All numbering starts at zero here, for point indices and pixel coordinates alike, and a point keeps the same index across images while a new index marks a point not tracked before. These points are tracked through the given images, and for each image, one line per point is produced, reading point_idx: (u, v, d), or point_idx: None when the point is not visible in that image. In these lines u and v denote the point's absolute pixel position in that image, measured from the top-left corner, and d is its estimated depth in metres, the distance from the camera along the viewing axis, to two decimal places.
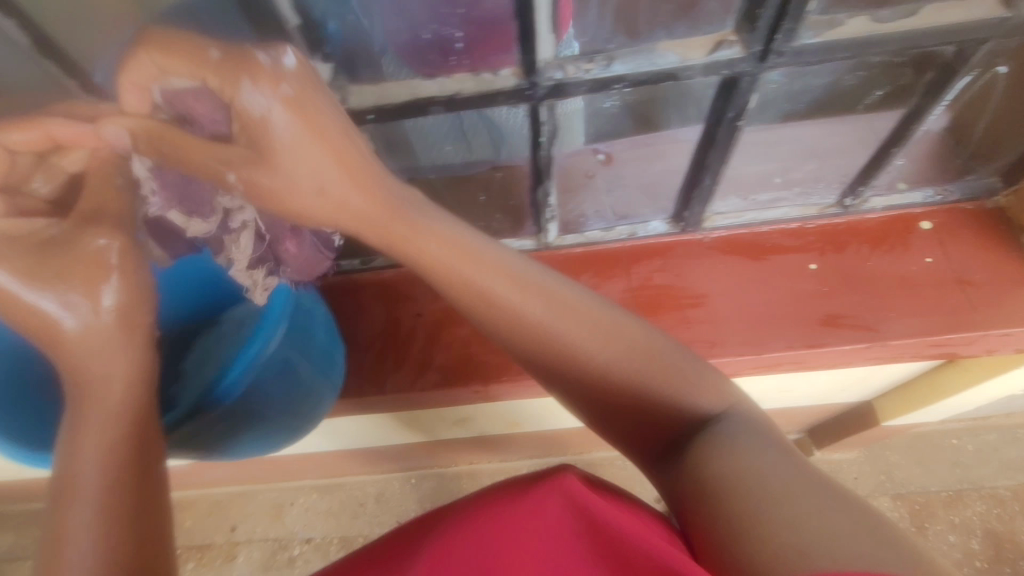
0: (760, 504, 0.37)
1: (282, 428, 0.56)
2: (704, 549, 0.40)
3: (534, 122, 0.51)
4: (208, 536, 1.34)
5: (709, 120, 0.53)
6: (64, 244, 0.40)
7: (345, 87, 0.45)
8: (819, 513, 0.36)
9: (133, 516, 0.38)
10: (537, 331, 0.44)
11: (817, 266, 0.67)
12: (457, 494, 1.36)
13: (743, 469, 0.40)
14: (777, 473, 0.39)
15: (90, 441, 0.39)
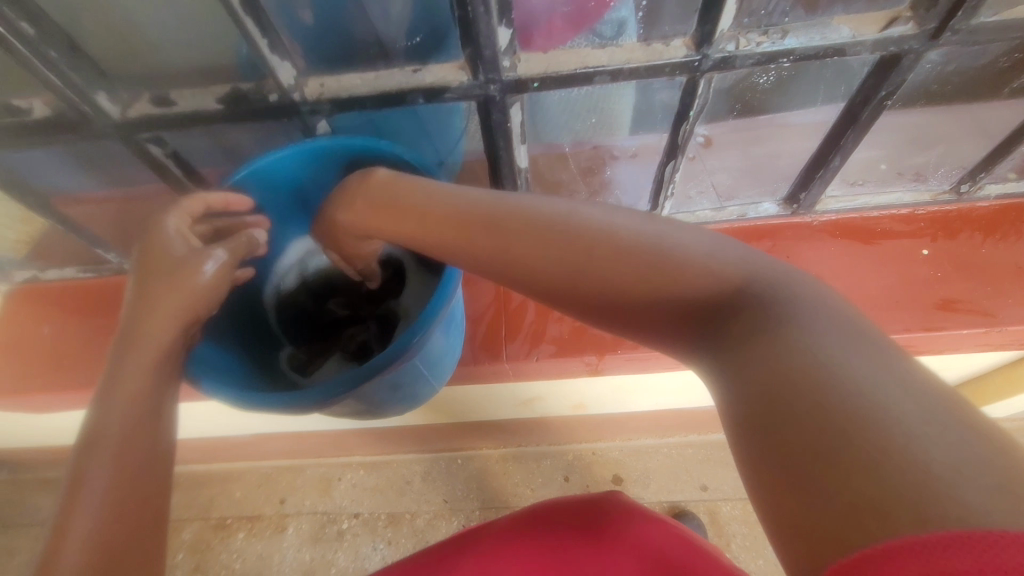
0: (791, 432, 0.26)
1: (405, 397, 0.56)
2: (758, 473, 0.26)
3: (689, 95, 0.51)
4: (258, 506, 1.15)
5: (856, 98, 0.53)
6: (197, 235, 0.47)
7: (517, 54, 0.47)
8: (882, 433, 0.23)
9: (143, 490, 0.40)
10: (529, 241, 0.37)
11: (929, 252, 0.68)
12: (504, 487, 1.16)
13: (771, 377, 0.27)
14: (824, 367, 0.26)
15: (123, 407, 0.41)
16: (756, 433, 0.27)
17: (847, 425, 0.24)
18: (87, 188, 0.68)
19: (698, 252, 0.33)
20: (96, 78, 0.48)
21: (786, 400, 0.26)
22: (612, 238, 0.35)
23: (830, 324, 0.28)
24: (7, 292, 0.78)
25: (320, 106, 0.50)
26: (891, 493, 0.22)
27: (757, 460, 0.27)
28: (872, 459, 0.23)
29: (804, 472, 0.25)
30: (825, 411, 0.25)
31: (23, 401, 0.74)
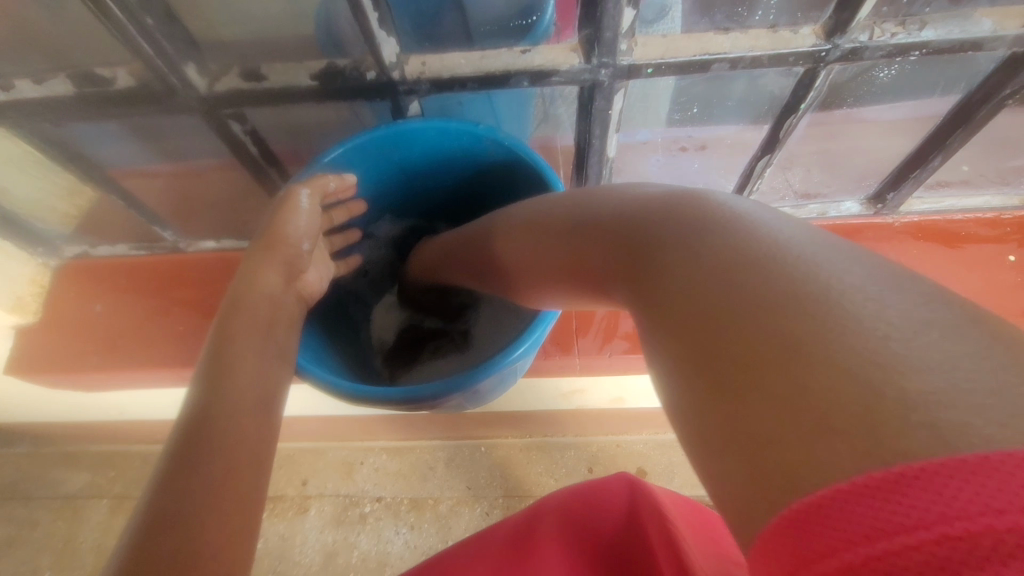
0: (726, 404, 0.23)
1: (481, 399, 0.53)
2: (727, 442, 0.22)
3: (804, 86, 0.51)
4: (279, 487, 1.12)
5: (975, 96, 0.51)
6: (269, 236, 0.47)
7: (635, 38, 0.44)
8: (790, 382, 0.21)
9: (245, 454, 0.36)
10: (550, 236, 0.39)
11: (1016, 258, 0.65)
12: (535, 481, 1.09)
13: (682, 337, 0.26)
14: (731, 306, 0.24)
15: (243, 360, 0.39)
16: (674, 404, 0.26)
17: (749, 380, 0.22)
18: (145, 162, 0.66)
19: (660, 215, 0.31)
20: (187, 48, 0.46)
21: (698, 361, 0.25)
22: (594, 219, 0.36)
23: (759, 252, 0.25)
24: (55, 267, 0.76)
25: (418, 86, 0.48)
26: (790, 451, 0.20)
27: (703, 443, 0.24)
28: (777, 414, 0.21)
29: (712, 438, 0.23)
30: (733, 366, 0.23)
31: (75, 378, 0.73)
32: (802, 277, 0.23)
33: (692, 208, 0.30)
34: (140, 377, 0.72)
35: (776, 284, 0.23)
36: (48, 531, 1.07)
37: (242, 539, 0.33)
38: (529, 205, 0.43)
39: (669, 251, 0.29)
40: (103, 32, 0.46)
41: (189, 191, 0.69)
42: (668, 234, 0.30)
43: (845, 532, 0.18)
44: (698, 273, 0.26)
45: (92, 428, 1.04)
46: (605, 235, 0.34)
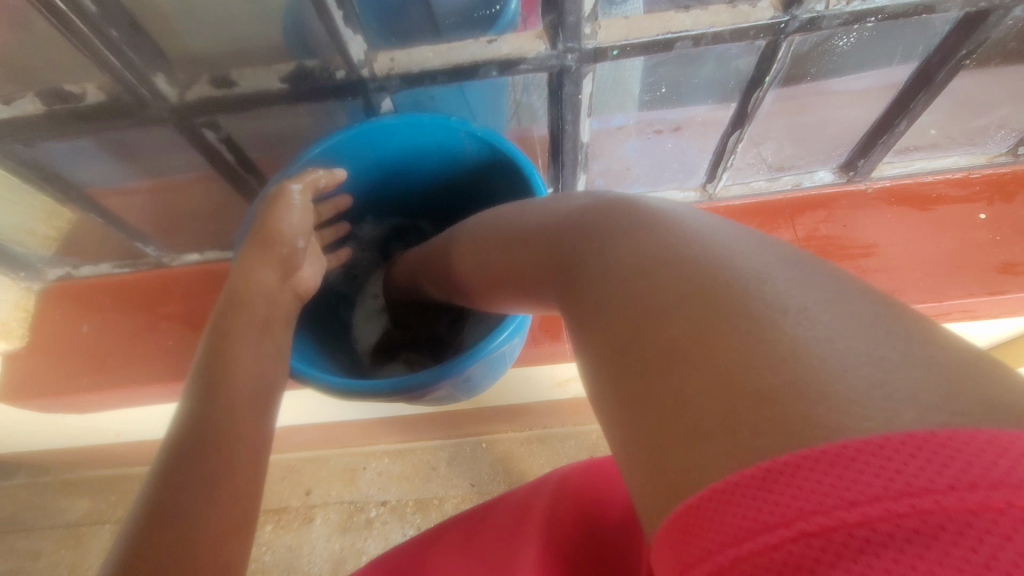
0: (639, 399, 0.22)
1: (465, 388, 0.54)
2: (640, 438, 0.21)
3: (766, 59, 0.53)
4: (283, 499, 1.11)
5: (933, 59, 0.53)
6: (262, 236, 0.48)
7: (598, 21, 0.45)
8: (697, 375, 0.20)
9: (240, 450, 0.36)
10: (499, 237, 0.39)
11: (987, 216, 0.67)
12: (537, 473, 1.09)
13: (601, 340, 0.25)
14: (641, 304, 0.24)
15: (242, 356, 0.40)
16: (599, 402, 0.25)
17: (654, 375, 0.22)
18: (121, 179, 0.65)
19: (595, 215, 0.31)
20: (154, 58, 0.46)
21: (613, 363, 0.24)
22: (536, 223, 0.35)
23: (672, 250, 0.25)
24: (39, 292, 0.75)
25: (389, 83, 0.49)
26: (683, 445, 0.19)
27: (621, 442, 0.23)
28: (674, 405, 0.20)
29: (625, 443, 0.22)
30: (639, 364, 0.23)
31: (66, 402, 0.72)
32: (721, 273, 0.23)
33: (625, 210, 0.30)
34: (134, 395, 0.72)
35: (692, 279, 0.23)
36: (52, 561, 1.06)
37: (239, 533, 0.34)
38: (488, 214, 0.43)
39: (595, 253, 0.29)
40: (68, 49, 0.46)
41: (169, 205, 0.69)
42: (596, 236, 0.29)
43: (742, 521, 0.17)
44: (616, 273, 0.26)
45: (91, 454, 1.03)
46: (541, 241, 0.34)
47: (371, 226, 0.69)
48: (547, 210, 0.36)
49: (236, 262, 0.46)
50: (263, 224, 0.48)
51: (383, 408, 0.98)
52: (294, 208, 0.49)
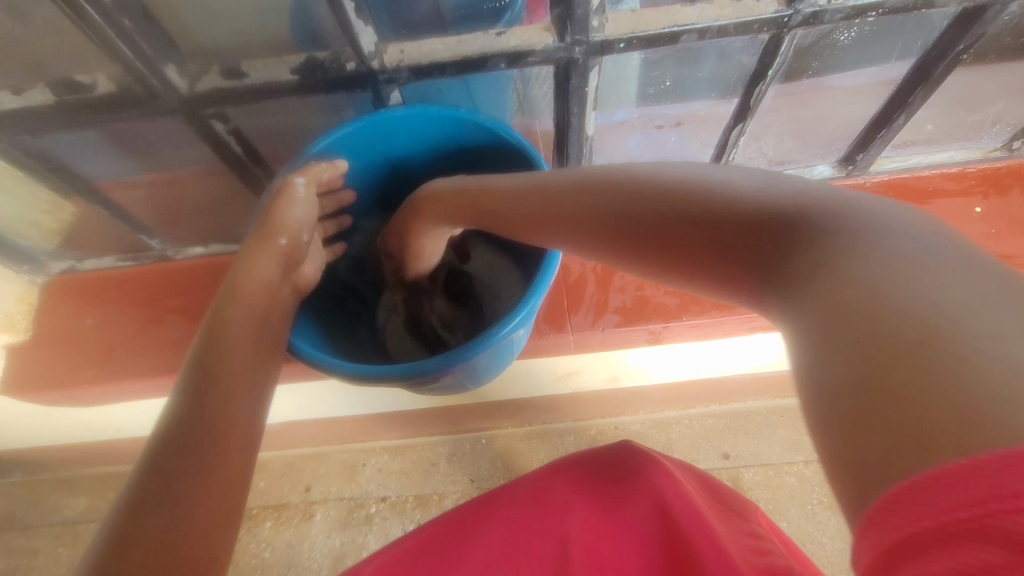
0: (873, 383, 0.21)
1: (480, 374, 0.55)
2: (875, 425, 0.21)
3: (770, 53, 0.54)
4: (282, 496, 1.11)
5: (931, 54, 0.54)
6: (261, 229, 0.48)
7: (605, 14, 0.46)
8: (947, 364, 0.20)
9: (227, 443, 0.37)
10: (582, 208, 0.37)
11: (982, 210, 0.68)
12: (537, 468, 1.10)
13: (820, 320, 0.24)
14: (894, 314, 0.22)
15: (234, 347, 0.41)
16: (814, 380, 0.24)
17: (889, 362, 0.21)
18: (126, 172, 0.66)
19: (758, 190, 0.29)
20: (164, 48, 0.46)
21: (834, 348, 0.23)
22: (652, 192, 0.33)
23: (891, 240, 0.24)
24: (42, 285, 0.75)
25: (398, 75, 0.50)
26: (928, 453, 0.19)
27: (855, 423, 0.22)
28: (921, 416, 0.20)
29: (831, 421, 0.23)
30: (866, 347, 0.22)
31: (69, 394, 0.72)
32: (945, 262, 0.22)
33: (795, 190, 0.29)
34: (138, 388, 0.72)
35: (918, 267, 0.22)
36: (51, 558, 1.06)
37: (222, 528, 0.35)
38: (573, 172, 0.39)
39: (802, 236, 0.27)
40: (80, 39, 0.46)
41: (174, 199, 0.69)
42: (811, 227, 0.27)
43: (909, 521, 0.20)
44: (832, 262, 0.25)
45: (89, 450, 1.03)
46: (706, 214, 0.30)
47: (376, 220, 0.68)
48: (722, 177, 0.31)
49: (240, 252, 0.47)
50: (267, 219, 0.48)
51: (384, 403, 0.99)
52: (297, 202, 0.49)
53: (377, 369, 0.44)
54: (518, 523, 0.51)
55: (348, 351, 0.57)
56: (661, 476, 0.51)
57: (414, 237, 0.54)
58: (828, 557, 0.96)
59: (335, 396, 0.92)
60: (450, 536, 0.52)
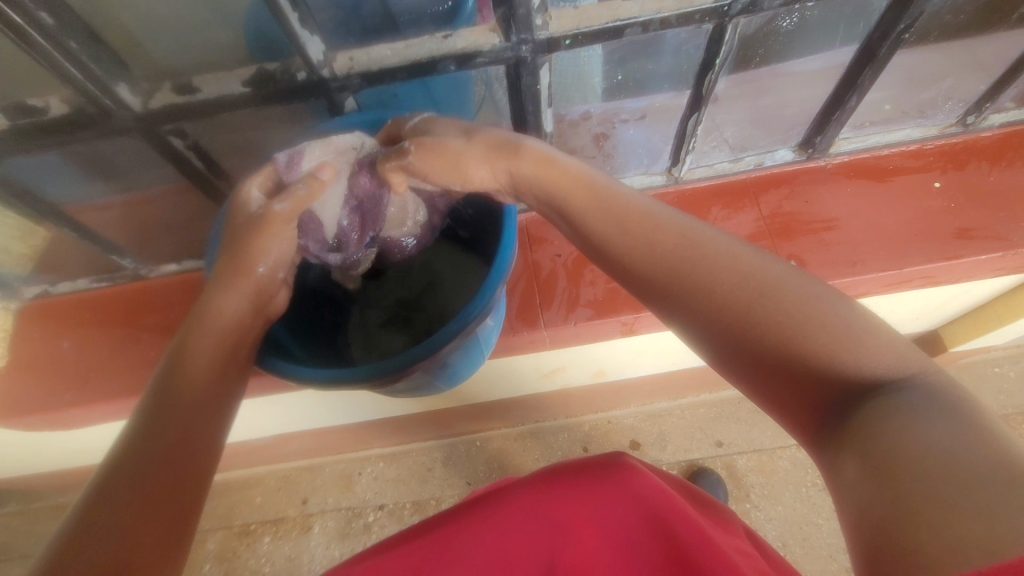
0: (904, 505, 0.28)
1: (453, 371, 0.55)
2: (904, 537, 0.27)
3: (715, 42, 0.54)
4: (279, 511, 1.11)
5: (876, 33, 0.55)
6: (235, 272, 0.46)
7: (548, 12, 0.47)
8: (969, 503, 0.26)
9: (170, 484, 0.38)
10: (642, 248, 0.42)
11: (941, 184, 0.69)
12: (533, 468, 1.10)
13: (874, 466, 0.30)
14: (970, 463, 0.28)
15: (186, 383, 0.42)
16: (858, 499, 0.30)
17: (928, 500, 0.27)
18: (99, 192, 0.66)
19: (838, 337, 0.34)
20: (114, 67, 0.47)
21: (886, 480, 0.29)
22: (741, 303, 0.37)
23: (935, 405, 0.31)
24: (17, 311, 0.75)
25: (350, 81, 0.51)
26: (958, 552, 0.25)
27: (874, 537, 0.29)
28: (963, 530, 0.26)
29: (883, 513, 0.29)
30: (910, 482, 0.28)
31: (49, 420, 0.72)
32: (970, 431, 0.29)
33: (867, 342, 0.34)
34: (117, 409, 0.71)
35: (953, 434, 0.29)
36: None
37: (170, 556, 0.37)
38: (694, 229, 0.41)
39: (874, 398, 0.33)
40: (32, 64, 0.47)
41: (144, 218, 0.70)
42: (908, 389, 0.32)
43: None
44: (892, 421, 0.31)
45: (81, 476, 1.02)
46: (817, 348, 0.34)
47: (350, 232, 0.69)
48: (843, 321, 0.35)
49: (212, 284, 0.46)
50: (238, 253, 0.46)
51: (373, 410, 0.99)
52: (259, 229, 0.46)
53: (356, 368, 0.44)
54: (515, 525, 0.51)
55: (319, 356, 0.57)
56: (653, 488, 0.51)
57: (462, 163, 0.47)
58: (825, 539, 0.96)
59: (322, 406, 0.92)
60: (441, 542, 0.52)
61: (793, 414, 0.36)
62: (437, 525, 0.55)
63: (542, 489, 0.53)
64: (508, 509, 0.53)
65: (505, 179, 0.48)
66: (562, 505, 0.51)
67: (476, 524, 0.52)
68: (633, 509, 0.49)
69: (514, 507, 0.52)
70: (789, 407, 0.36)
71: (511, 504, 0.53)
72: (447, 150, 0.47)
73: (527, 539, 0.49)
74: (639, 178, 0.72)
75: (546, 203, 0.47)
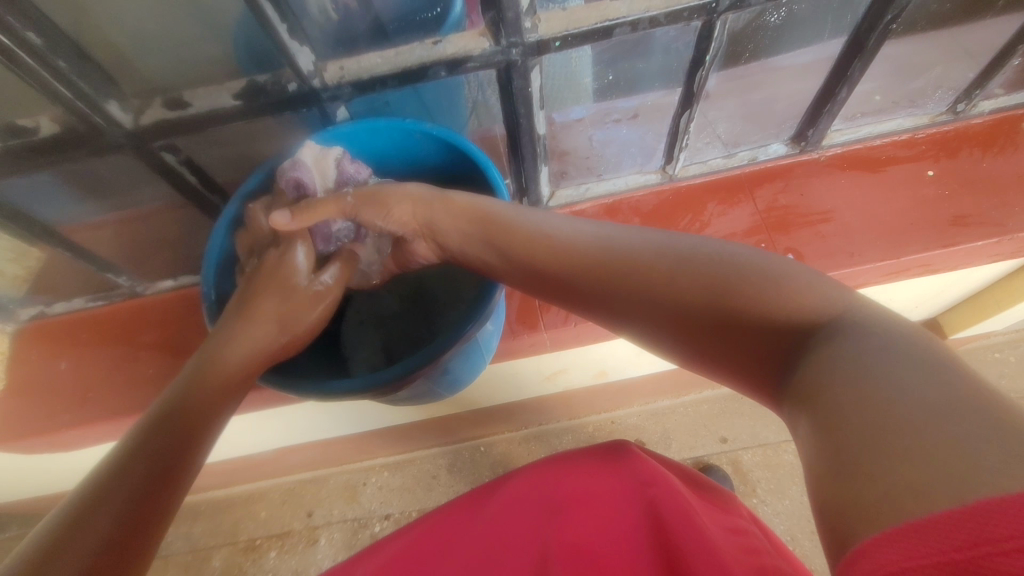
0: (843, 455, 0.26)
1: (437, 385, 0.54)
2: (853, 494, 0.24)
3: (705, 39, 0.54)
4: (284, 525, 1.09)
5: (863, 26, 0.55)
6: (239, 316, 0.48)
7: (537, 15, 0.48)
8: (904, 445, 0.24)
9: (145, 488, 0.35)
10: (572, 265, 0.43)
11: (934, 173, 0.69)
12: None
13: (814, 419, 0.28)
14: (910, 406, 0.25)
15: (189, 392, 0.41)
16: (810, 462, 0.28)
17: (865, 450, 0.25)
18: (90, 213, 0.67)
19: (768, 291, 0.34)
20: (105, 86, 0.47)
21: (827, 434, 0.27)
22: (670, 269, 0.38)
23: (868, 349, 0.29)
24: (13, 332, 0.74)
25: (341, 91, 0.51)
26: (902, 504, 0.23)
27: (828, 501, 0.26)
28: (907, 476, 0.23)
29: (834, 466, 0.26)
30: (847, 431, 0.26)
31: (46, 444, 0.71)
32: (907, 370, 0.27)
33: (799, 294, 0.34)
34: (116, 429, 0.70)
35: (886, 373, 0.27)
36: None
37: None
38: (610, 233, 0.43)
39: (815, 346, 0.31)
40: (21, 84, 0.46)
41: (141, 234, 0.71)
42: (843, 333, 0.31)
43: (929, 548, 0.21)
44: (831, 369, 0.29)
45: None
46: (748, 303, 0.34)
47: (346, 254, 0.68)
48: (768, 273, 0.35)
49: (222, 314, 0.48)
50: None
51: (375, 419, 0.98)
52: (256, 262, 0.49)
53: (322, 386, 0.44)
54: (509, 510, 0.51)
55: (316, 365, 0.58)
56: (644, 467, 0.52)
57: (387, 201, 0.52)
58: None
59: (324, 417, 0.91)
60: (438, 533, 0.52)
61: (755, 385, 0.35)
62: (434, 518, 0.55)
63: (540, 477, 0.54)
64: (506, 497, 0.53)
65: (422, 217, 0.52)
66: (559, 487, 0.51)
67: (471, 515, 0.53)
68: (632, 491, 0.48)
69: (512, 498, 0.52)
70: (746, 372, 0.35)
71: (507, 491, 0.54)
72: (377, 196, 0.52)
73: (520, 519, 0.49)
74: (633, 176, 0.72)
75: (480, 235, 0.49)
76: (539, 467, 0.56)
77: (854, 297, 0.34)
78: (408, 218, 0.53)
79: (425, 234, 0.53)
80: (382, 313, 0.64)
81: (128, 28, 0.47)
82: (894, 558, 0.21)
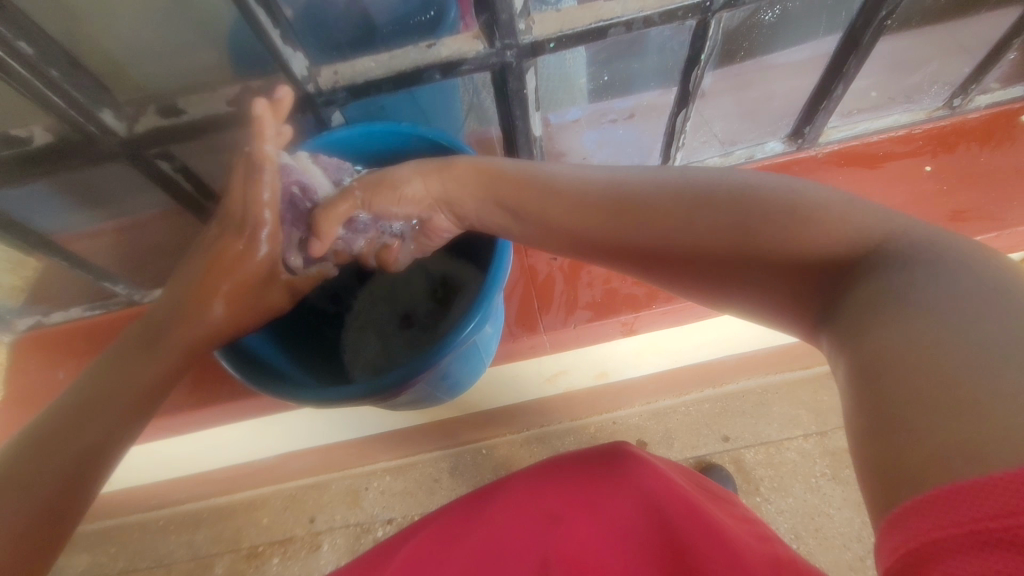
0: (885, 411, 0.26)
1: (448, 381, 0.54)
2: (891, 452, 0.25)
3: (699, 38, 0.54)
4: (286, 531, 1.09)
5: (859, 21, 0.55)
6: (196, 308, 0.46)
7: (531, 16, 0.47)
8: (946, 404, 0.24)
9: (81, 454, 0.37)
10: (586, 214, 0.43)
11: (932, 168, 0.69)
12: None
13: (857, 357, 0.29)
14: (964, 353, 0.25)
15: (137, 365, 0.42)
16: (853, 407, 0.28)
17: (902, 408, 0.25)
18: (86, 222, 0.67)
19: (808, 225, 0.34)
20: (98, 95, 0.47)
21: (869, 377, 0.28)
22: (698, 207, 0.38)
23: (918, 289, 0.28)
24: (11, 342, 0.74)
25: (336, 96, 0.51)
26: (939, 465, 0.23)
27: (869, 452, 0.26)
28: (946, 436, 0.23)
29: (875, 421, 0.26)
30: (890, 383, 0.26)
31: None
32: (955, 315, 0.26)
33: (836, 224, 0.33)
34: None
35: (936, 315, 0.27)
36: None
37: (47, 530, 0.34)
38: (622, 176, 0.43)
39: (855, 280, 0.32)
40: (14, 95, 0.46)
41: (139, 242, 0.70)
42: (887, 270, 0.30)
43: (959, 517, 0.22)
44: (875, 309, 0.29)
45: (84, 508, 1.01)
46: (781, 243, 0.34)
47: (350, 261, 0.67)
48: (803, 203, 0.35)
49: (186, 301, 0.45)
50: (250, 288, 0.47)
51: (375, 424, 0.98)
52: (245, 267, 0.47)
53: (324, 390, 0.44)
54: (508, 522, 0.50)
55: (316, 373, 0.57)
56: (649, 477, 0.50)
57: (401, 182, 0.50)
58: (838, 529, 0.96)
59: (325, 422, 0.91)
60: (440, 540, 0.51)
61: (789, 318, 0.36)
62: (434, 526, 0.54)
63: (543, 489, 0.52)
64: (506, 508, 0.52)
65: (437, 191, 0.50)
66: (560, 499, 0.50)
67: (471, 526, 0.51)
68: (637, 500, 0.47)
69: (511, 509, 0.51)
70: (782, 309, 0.36)
71: (507, 502, 0.52)
72: (387, 179, 0.50)
73: (521, 531, 0.48)
74: None
75: (491, 195, 0.49)
76: (539, 475, 0.55)
77: (894, 221, 0.33)
78: (423, 196, 0.51)
79: (441, 207, 0.52)
80: (380, 325, 0.63)
81: (121, 36, 0.47)
82: (925, 529, 0.23)
